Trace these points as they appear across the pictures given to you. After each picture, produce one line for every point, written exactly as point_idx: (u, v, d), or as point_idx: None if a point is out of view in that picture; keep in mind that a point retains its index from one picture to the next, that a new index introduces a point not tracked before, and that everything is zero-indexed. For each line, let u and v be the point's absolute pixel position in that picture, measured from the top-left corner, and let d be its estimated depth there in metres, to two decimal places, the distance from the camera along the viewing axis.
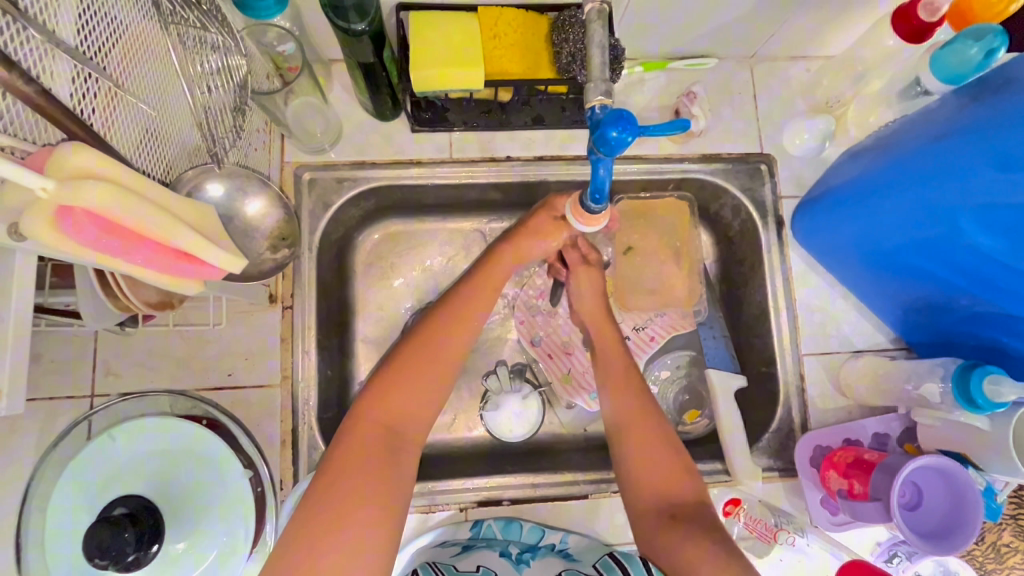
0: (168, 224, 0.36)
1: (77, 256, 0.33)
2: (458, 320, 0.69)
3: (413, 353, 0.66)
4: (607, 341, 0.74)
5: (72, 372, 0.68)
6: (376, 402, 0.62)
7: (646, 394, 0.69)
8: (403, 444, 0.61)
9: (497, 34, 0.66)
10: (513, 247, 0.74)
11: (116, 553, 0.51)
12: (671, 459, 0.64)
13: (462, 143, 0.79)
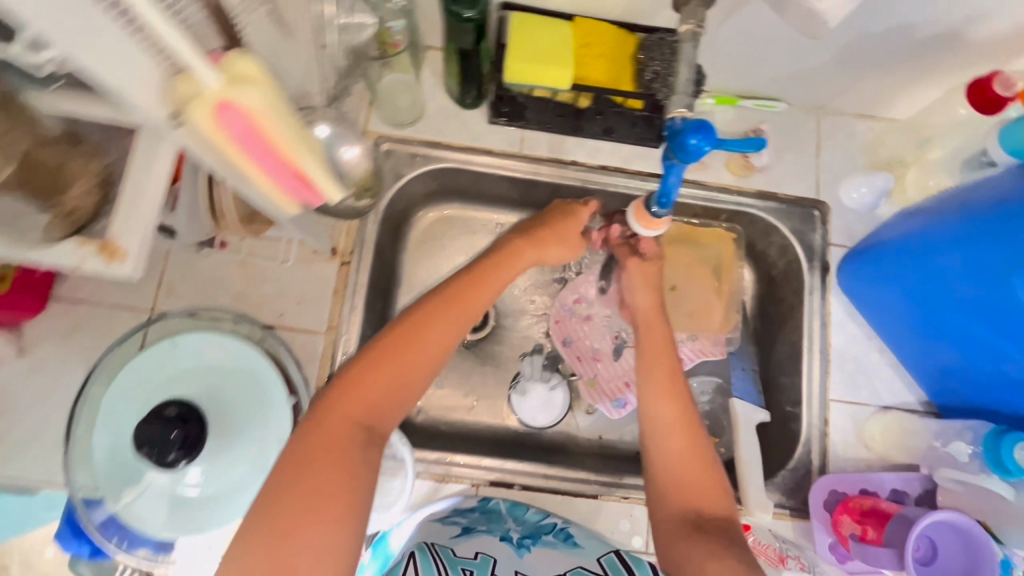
0: (296, 147, 0.41)
1: (222, 150, 0.38)
2: (450, 312, 0.61)
3: (397, 343, 0.58)
4: (655, 338, 0.71)
5: (139, 286, 0.73)
6: (347, 394, 0.55)
7: (685, 402, 0.66)
8: (377, 438, 0.55)
9: (589, 43, 0.71)
10: (530, 242, 0.69)
11: (161, 449, 0.54)
12: (705, 469, 0.62)
13: (533, 141, 0.83)
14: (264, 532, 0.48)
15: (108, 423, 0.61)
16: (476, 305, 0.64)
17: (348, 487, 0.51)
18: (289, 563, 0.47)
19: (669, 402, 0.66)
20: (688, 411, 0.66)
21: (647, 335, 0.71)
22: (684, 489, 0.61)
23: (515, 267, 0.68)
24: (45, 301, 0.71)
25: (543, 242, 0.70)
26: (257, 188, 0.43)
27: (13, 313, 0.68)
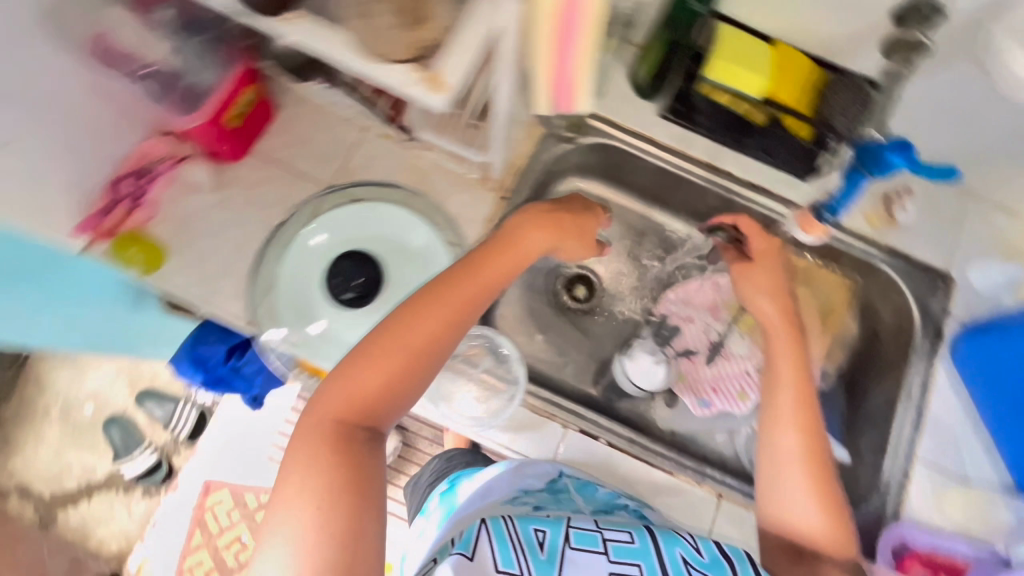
0: (585, 55, 0.49)
1: (546, 43, 0.47)
2: (441, 306, 0.61)
3: (391, 347, 0.59)
4: (782, 350, 0.70)
5: (326, 164, 0.82)
6: (341, 395, 0.57)
7: (815, 431, 0.66)
8: (376, 433, 0.58)
9: (786, 67, 0.79)
10: (538, 224, 0.69)
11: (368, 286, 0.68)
12: (824, 505, 0.64)
13: (693, 142, 0.89)
14: (284, 525, 0.50)
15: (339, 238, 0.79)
16: (471, 298, 0.63)
17: (356, 482, 0.53)
18: (314, 547, 0.49)
19: (803, 441, 0.66)
20: (818, 450, 0.66)
21: (786, 372, 0.69)
22: (804, 526, 0.63)
23: (512, 262, 0.67)
24: (246, 153, 0.81)
25: (559, 242, 0.71)
26: (537, 83, 0.53)
27: (222, 151, 0.78)
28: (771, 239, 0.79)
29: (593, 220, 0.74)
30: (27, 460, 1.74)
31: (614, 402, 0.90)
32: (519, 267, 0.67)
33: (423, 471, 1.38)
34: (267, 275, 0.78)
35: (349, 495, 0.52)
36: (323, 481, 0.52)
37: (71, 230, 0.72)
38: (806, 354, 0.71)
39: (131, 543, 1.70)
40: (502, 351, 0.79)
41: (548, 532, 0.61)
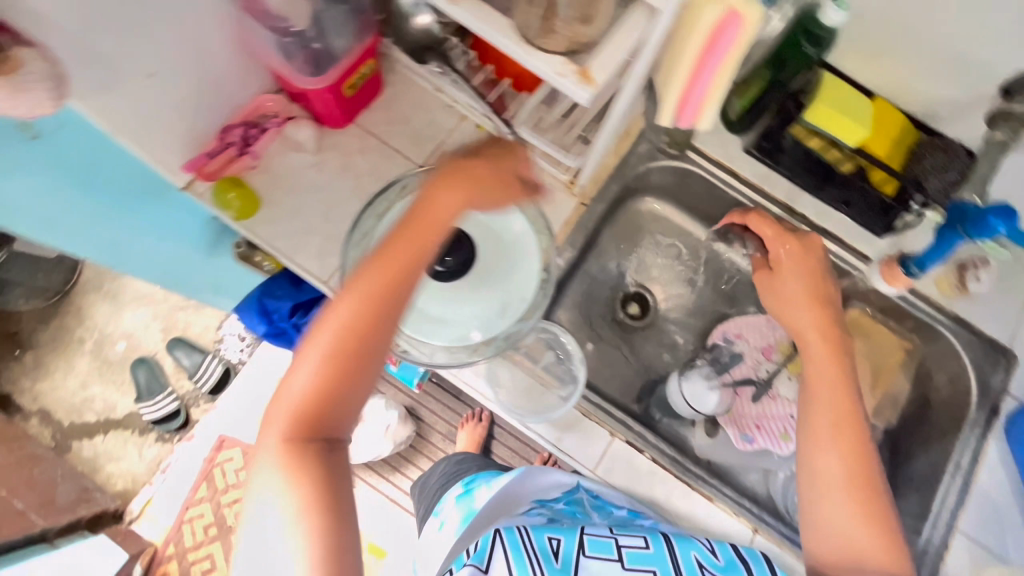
0: (724, 74, 0.51)
1: (691, 54, 0.49)
2: (363, 298, 0.54)
3: (313, 361, 0.53)
4: (826, 372, 0.70)
5: (421, 146, 0.86)
6: (281, 418, 0.53)
7: (859, 453, 0.66)
8: (333, 441, 0.54)
9: (883, 119, 0.80)
10: (442, 187, 0.57)
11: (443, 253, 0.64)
12: (874, 527, 0.63)
13: (775, 182, 0.91)
14: (263, 547, 0.50)
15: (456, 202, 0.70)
16: (401, 281, 0.54)
17: (326, 504, 0.51)
18: (294, 570, 0.48)
19: (847, 464, 0.66)
20: (864, 468, 0.66)
21: (827, 390, 0.69)
22: (853, 550, 0.63)
23: (429, 233, 0.57)
24: (350, 121, 0.85)
25: (473, 197, 0.59)
26: (667, 93, 0.54)
27: (329, 116, 0.81)
28: (794, 243, 0.77)
29: (519, 157, 0.63)
30: (53, 386, 1.77)
31: (653, 416, 0.92)
32: (433, 242, 0.57)
33: (429, 475, 1.35)
34: (368, 224, 0.73)
35: (322, 510, 0.51)
36: (290, 508, 0.50)
37: (181, 167, 0.77)
38: (847, 372, 0.70)
39: (136, 485, 1.71)
40: (566, 347, 0.80)
41: (562, 539, 0.63)
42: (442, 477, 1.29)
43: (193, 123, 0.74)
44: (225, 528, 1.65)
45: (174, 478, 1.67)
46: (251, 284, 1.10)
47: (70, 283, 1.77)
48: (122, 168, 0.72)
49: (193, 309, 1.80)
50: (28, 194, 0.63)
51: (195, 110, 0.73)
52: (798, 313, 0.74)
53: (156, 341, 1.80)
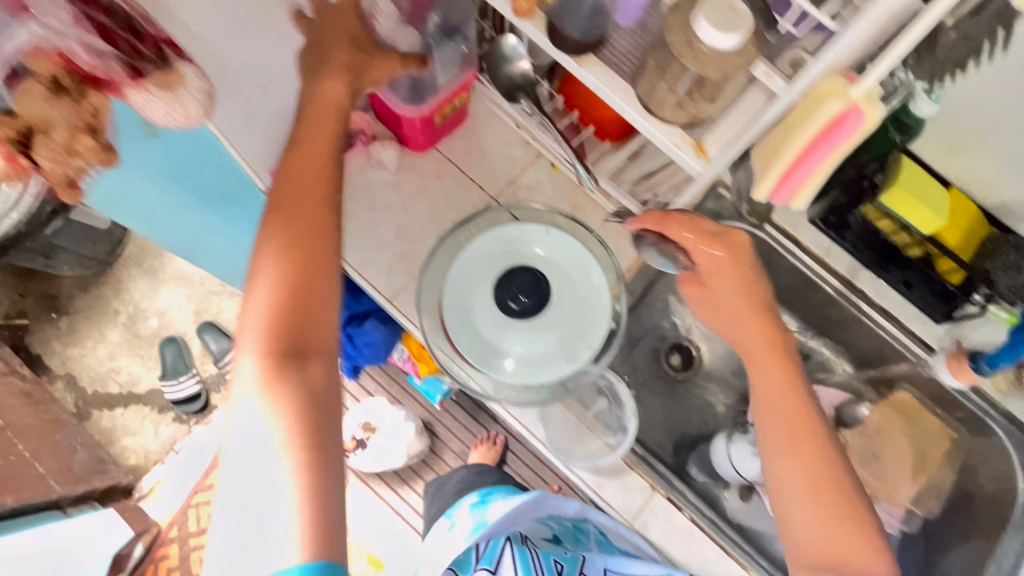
0: (831, 160, 0.51)
1: (804, 135, 0.49)
2: (300, 196, 0.56)
3: (272, 258, 0.54)
4: (773, 377, 0.64)
5: (496, 177, 0.87)
6: (253, 321, 0.52)
7: (827, 458, 0.61)
8: (305, 350, 0.52)
9: (958, 211, 0.81)
10: (330, 70, 0.58)
11: (514, 292, 0.67)
12: (851, 536, 0.58)
13: (837, 256, 0.91)
14: (254, 476, 0.47)
15: (535, 242, 0.72)
16: (324, 172, 0.58)
17: (303, 394, 0.50)
18: (293, 488, 0.46)
19: (809, 471, 0.60)
20: (827, 470, 0.60)
21: (774, 395, 0.64)
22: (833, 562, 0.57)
23: (336, 133, 0.59)
24: (432, 146, 0.86)
25: (362, 79, 0.60)
26: (767, 169, 0.54)
27: (413, 140, 0.84)
28: (723, 247, 0.67)
29: (393, 68, 0.61)
30: (81, 353, 1.76)
31: (689, 473, 0.91)
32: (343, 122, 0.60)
33: (447, 476, 1.33)
34: (443, 258, 0.74)
35: (305, 421, 0.49)
36: (270, 402, 0.49)
37: (267, 172, 0.79)
38: (796, 374, 0.65)
39: (148, 462, 1.71)
40: (619, 397, 0.81)
41: (566, 565, 0.72)
42: (461, 483, 1.27)
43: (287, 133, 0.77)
44: None
45: (185, 458, 1.70)
46: None
47: (113, 255, 1.76)
48: (218, 176, 0.73)
49: (227, 295, 1.80)
50: (130, 190, 0.64)
51: (292, 119, 0.76)
52: (740, 322, 0.67)
53: (188, 322, 1.79)
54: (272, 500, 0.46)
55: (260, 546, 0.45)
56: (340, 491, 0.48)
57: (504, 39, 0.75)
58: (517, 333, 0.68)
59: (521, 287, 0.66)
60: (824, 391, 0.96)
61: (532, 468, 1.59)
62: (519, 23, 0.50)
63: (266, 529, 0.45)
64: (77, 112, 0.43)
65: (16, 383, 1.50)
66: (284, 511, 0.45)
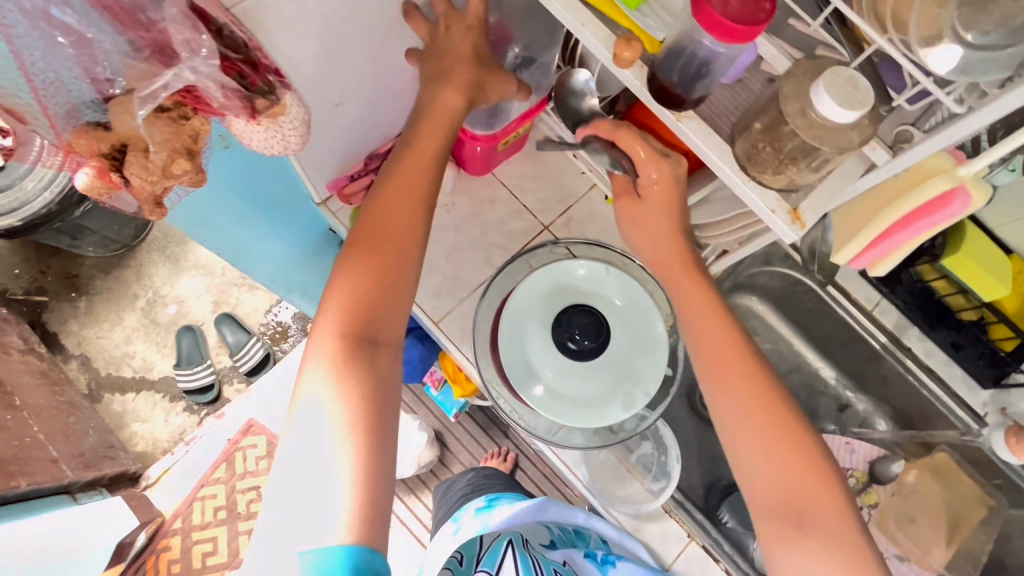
0: (924, 236, 0.51)
1: (903, 208, 0.48)
2: (405, 192, 0.58)
3: (363, 246, 0.56)
4: (700, 302, 0.61)
5: (550, 206, 0.86)
6: (335, 299, 0.54)
7: (764, 376, 0.58)
8: (379, 338, 0.54)
9: (1017, 278, 0.79)
10: (452, 83, 0.60)
11: (570, 331, 0.67)
12: (797, 458, 0.54)
13: (885, 310, 0.91)
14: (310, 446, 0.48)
15: (597, 282, 0.71)
16: (430, 175, 0.60)
17: (371, 379, 0.51)
18: (345, 466, 0.47)
19: (749, 392, 0.57)
20: (767, 390, 0.57)
21: (706, 330, 0.60)
22: (782, 491, 0.54)
23: (442, 139, 0.60)
24: (488, 170, 0.85)
25: (476, 98, 0.62)
26: (853, 235, 0.53)
27: (470, 164, 0.82)
28: (669, 170, 0.58)
29: (498, 92, 0.64)
30: (98, 335, 1.64)
31: (719, 517, 0.87)
32: (453, 133, 0.61)
33: (457, 478, 1.21)
34: (506, 283, 0.77)
35: (372, 407, 0.50)
36: (345, 379, 0.50)
37: (324, 184, 0.78)
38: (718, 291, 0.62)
39: (156, 450, 1.61)
40: (664, 442, 0.81)
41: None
42: (468, 487, 1.13)
43: (349, 148, 0.76)
44: (234, 514, 1.57)
45: (197, 451, 1.61)
46: None
47: (138, 239, 1.66)
48: (286, 189, 0.75)
49: (248, 287, 1.71)
50: (211, 207, 0.66)
51: (357, 135, 0.75)
52: (665, 250, 0.63)
53: (205, 311, 1.69)
54: (328, 473, 0.47)
55: (307, 518, 0.45)
56: (390, 479, 0.49)
57: (575, 73, 0.70)
58: (571, 372, 0.67)
59: (576, 325, 0.67)
60: (858, 444, 0.96)
61: (539, 486, 1.54)
62: (619, 72, 0.49)
63: (312, 502, 0.46)
64: (177, 134, 0.42)
65: (33, 362, 1.45)
66: (337, 487, 0.46)
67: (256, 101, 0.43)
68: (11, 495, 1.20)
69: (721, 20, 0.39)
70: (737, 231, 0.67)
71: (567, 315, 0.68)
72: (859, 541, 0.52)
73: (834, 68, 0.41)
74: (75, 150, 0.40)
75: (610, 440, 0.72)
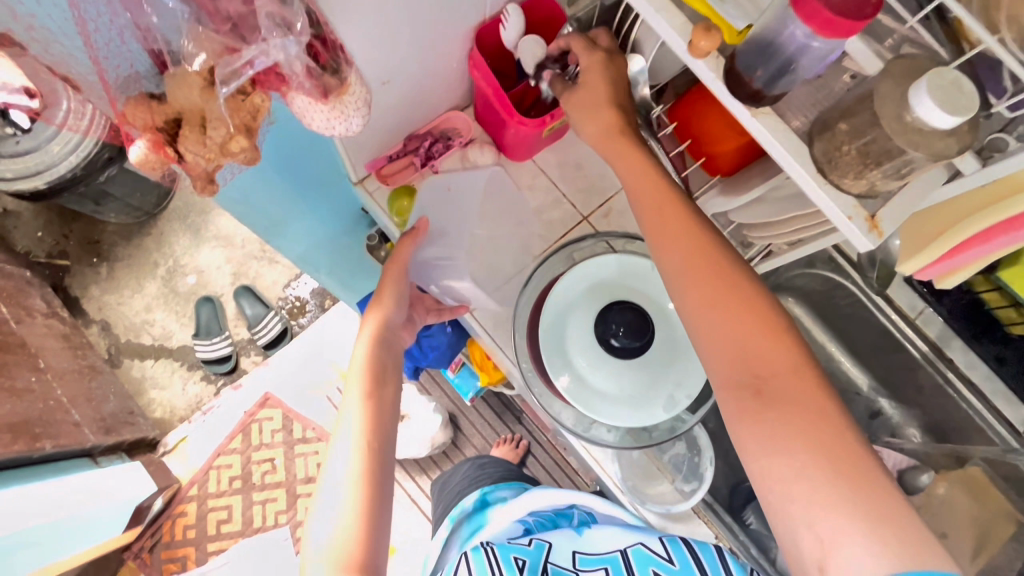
0: (1002, 251, 0.48)
1: (984, 217, 0.46)
2: (375, 367, 0.68)
3: (349, 417, 0.64)
4: (635, 170, 0.61)
5: (590, 196, 0.84)
6: (327, 489, 0.61)
7: (703, 227, 0.57)
8: (372, 511, 0.59)
9: None
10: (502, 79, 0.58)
11: (613, 329, 0.65)
12: (748, 312, 0.53)
13: (929, 319, 0.88)
14: None
15: (637, 279, 0.70)
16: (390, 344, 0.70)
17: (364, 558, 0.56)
18: None
19: (693, 251, 0.56)
20: (711, 245, 0.56)
21: (661, 211, 0.58)
22: (739, 349, 0.52)
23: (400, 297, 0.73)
24: (529, 157, 0.82)
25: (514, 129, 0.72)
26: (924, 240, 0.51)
27: (510, 150, 0.80)
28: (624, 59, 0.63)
29: None
30: (118, 301, 1.65)
31: (744, 518, 0.87)
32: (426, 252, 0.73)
33: (449, 476, 1.16)
34: (546, 275, 0.75)
35: None
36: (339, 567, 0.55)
37: (364, 164, 0.77)
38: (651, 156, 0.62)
39: (173, 418, 1.63)
40: (699, 444, 0.81)
41: (528, 561, 0.67)
42: (462, 481, 1.10)
43: (391, 129, 0.74)
44: (248, 484, 1.59)
45: (213, 420, 1.62)
46: (369, 273, 1.07)
47: (160, 207, 1.65)
48: (327, 170, 0.73)
49: (267, 261, 1.71)
50: (256, 187, 0.64)
51: (401, 116, 0.74)
52: (620, 125, 0.63)
53: (225, 283, 1.69)
54: None
55: None
56: None
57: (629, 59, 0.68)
58: (609, 370, 0.66)
59: (622, 320, 0.65)
60: (889, 453, 0.94)
61: (551, 475, 1.54)
62: (691, 61, 0.47)
63: None
64: (237, 110, 0.40)
65: (56, 325, 1.46)
66: None
67: (326, 80, 0.42)
68: (35, 455, 1.21)
69: (821, 10, 0.37)
70: (788, 234, 0.64)
71: (614, 315, 0.66)
72: (834, 412, 0.50)
73: (936, 69, 0.38)
74: (129, 121, 0.39)
75: (644, 441, 0.71)
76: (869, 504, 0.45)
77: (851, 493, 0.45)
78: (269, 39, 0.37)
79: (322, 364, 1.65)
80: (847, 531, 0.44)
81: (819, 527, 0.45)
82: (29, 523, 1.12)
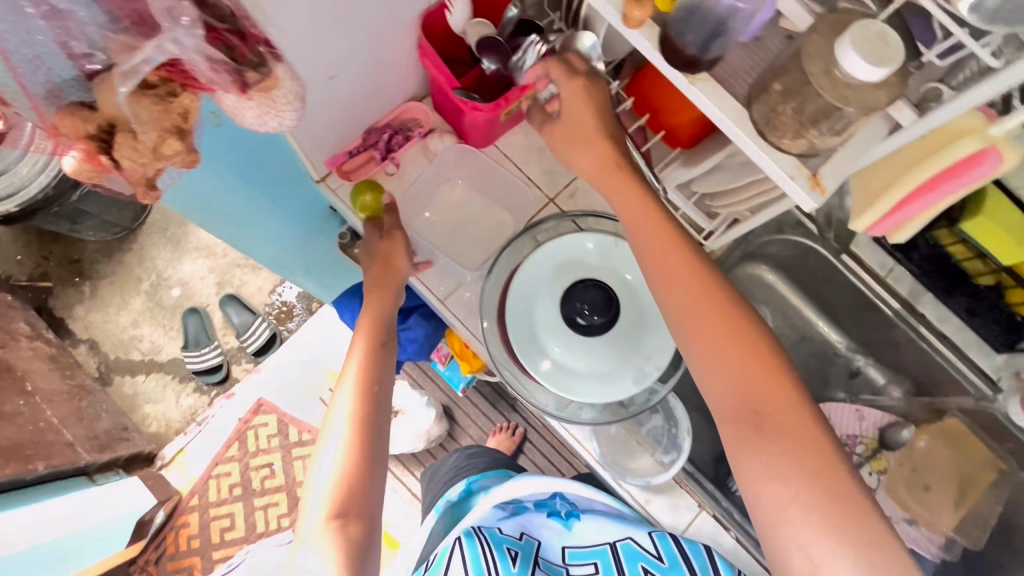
0: (948, 199, 0.49)
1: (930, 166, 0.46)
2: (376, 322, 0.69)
3: (352, 367, 0.65)
4: (633, 201, 0.60)
5: (555, 177, 0.83)
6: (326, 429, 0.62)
7: (702, 265, 0.57)
8: (364, 453, 0.60)
9: None
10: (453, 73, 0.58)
11: (578, 306, 0.65)
12: (750, 350, 0.53)
13: (899, 276, 0.89)
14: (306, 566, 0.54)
15: (601, 256, 0.70)
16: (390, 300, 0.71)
17: (354, 498, 0.57)
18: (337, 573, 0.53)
19: (696, 288, 0.56)
20: (709, 279, 0.56)
21: (663, 254, 0.57)
22: (740, 385, 0.52)
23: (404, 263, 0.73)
24: (490, 142, 0.82)
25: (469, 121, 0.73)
26: (874, 195, 0.51)
27: (470, 137, 0.79)
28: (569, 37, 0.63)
29: None
30: (104, 319, 1.64)
31: (728, 486, 0.88)
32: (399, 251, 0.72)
33: (439, 464, 1.16)
34: (512, 257, 0.76)
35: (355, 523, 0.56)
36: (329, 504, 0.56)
37: (323, 161, 0.77)
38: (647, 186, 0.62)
39: (169, 431, 1.63)
40: (675, 415, 0.83)
41: (520, 552, 0.72)
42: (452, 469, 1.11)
43: (346, 123, 0.74)
44: (248, 491, 1.59)
45: (209, 431, 1.62)
46: (346, 270, 1.06)
47: (139, 222, 1.64)
48: (289, 170, 0.72)
49: (251, 268, 1.70)
50: (214, 193, 0.64)
51: (356, 110, 0.73)
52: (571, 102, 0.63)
53: (210, 292, 1.68)
54: None
55: None
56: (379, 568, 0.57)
57: (579, 36, 0.66)
58: (579, 347, 0.66)
59: (583, 296, 0.65)
60: (868, 411, 0.97)
61: (548, 459, 1.55)
62: (626, 33, 0.47)
63: None
64: (166, 112, 0.40)
65: (42, 347, 1.45)
66: None
67: (247, 75, 0.41)
68: (28, 477, 1.21)
69: None
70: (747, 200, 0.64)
71: (578, 291, 0.66)
72: (830, 448, 0.50)
73: (863, 22, 0.38)
74: (61, 132, 0.38)
75: (620, 415, 0.72)
76: (862, 536, 0.46)
77: (842, 524, 0.46)
78: (179, 37, 0.37)
79: (313, 367, 1.65)
80: (836, 559, 0.45)
81: (812, 552, 0.46)
82: (27, 544, 1.13)
